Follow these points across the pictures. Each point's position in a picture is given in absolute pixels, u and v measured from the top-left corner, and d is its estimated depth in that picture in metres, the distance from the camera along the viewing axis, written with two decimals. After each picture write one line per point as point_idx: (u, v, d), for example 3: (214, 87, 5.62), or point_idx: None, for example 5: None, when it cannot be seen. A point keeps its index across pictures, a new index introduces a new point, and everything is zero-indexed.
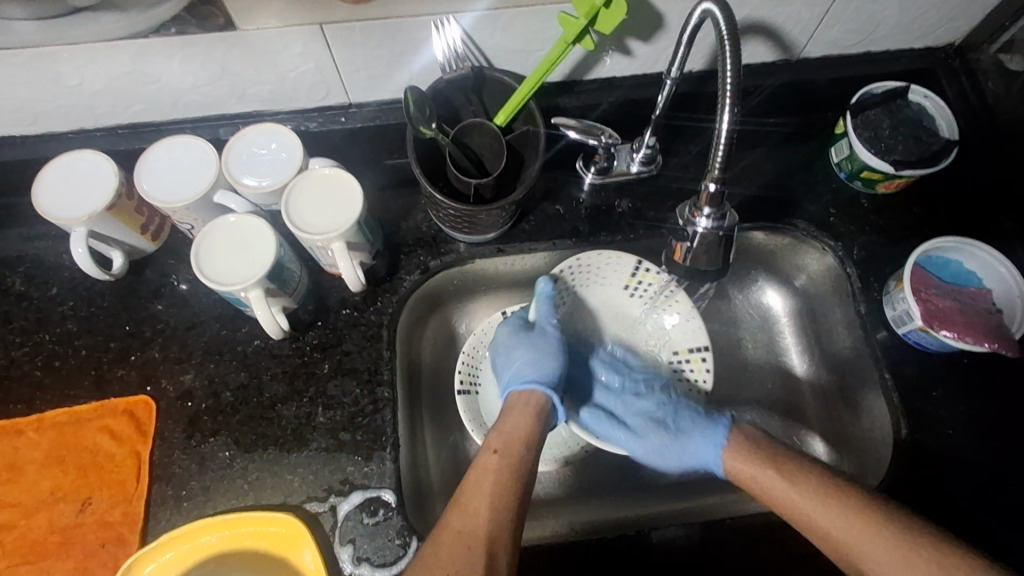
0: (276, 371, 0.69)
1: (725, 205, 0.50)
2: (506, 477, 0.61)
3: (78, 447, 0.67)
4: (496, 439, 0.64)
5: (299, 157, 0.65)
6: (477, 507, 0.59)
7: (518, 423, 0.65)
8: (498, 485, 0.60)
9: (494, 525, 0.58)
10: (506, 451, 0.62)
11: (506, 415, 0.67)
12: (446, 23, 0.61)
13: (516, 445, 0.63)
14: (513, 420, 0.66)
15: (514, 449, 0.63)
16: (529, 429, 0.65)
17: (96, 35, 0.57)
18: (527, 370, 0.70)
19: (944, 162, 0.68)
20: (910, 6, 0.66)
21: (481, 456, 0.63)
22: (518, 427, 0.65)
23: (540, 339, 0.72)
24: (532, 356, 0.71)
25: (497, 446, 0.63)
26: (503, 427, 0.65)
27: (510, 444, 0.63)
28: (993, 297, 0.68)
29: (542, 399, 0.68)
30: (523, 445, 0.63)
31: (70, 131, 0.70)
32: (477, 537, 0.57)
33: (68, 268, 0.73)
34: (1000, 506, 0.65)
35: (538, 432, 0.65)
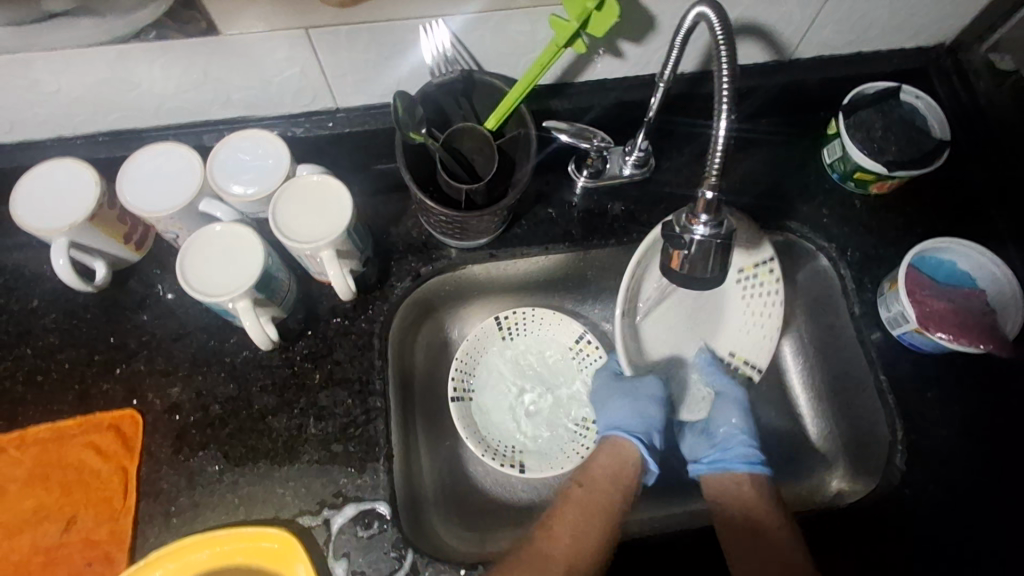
0: (265, 382, 0.68)
1: (722, 212, 0.48)
2: (592, 516, 0.64)
3: (62, 463, 0.66)
4: (581, 475, 0.68)
5: (286, 164, 0.64)
6: (558, 536, 0.63)
7: (606, 465, 0.69)
8: (581, 522, 0.64)
9: (569, 571, 0.61)
10: (592, 484, 0.67)
11: (595, 455, 0.70)
12: (435, 26, 0.60)
13: (605, 483, 0.67)
14: (603, 462, 0.69)
15: (601, 491, 0.66)
16: (621, 474, 0.68)
17: (73, 41, 0.56)
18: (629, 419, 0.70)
19: (937, 162, 0.68)
20: (901, 6, 0.66)
21: (566, 488, 0.68)
22: (607, 470, 0.68)
23: (637, 390, 0.72)
24: (627, 407, 0.71)
25: (581, 480, 0.68)
26: (592, 466, 0.69)
27: (594, 479, 0.67)
28: (987, 298, 0.68)
29: (637, 456, 0.69)
30: (611, 483, 0.67)
31: (48, 139, 0.68)
32: (557, 564, 0.62)
33: (49, 278, 0.71)
34: (994, 506, 0.65)
35: (630, 478, 0.68)
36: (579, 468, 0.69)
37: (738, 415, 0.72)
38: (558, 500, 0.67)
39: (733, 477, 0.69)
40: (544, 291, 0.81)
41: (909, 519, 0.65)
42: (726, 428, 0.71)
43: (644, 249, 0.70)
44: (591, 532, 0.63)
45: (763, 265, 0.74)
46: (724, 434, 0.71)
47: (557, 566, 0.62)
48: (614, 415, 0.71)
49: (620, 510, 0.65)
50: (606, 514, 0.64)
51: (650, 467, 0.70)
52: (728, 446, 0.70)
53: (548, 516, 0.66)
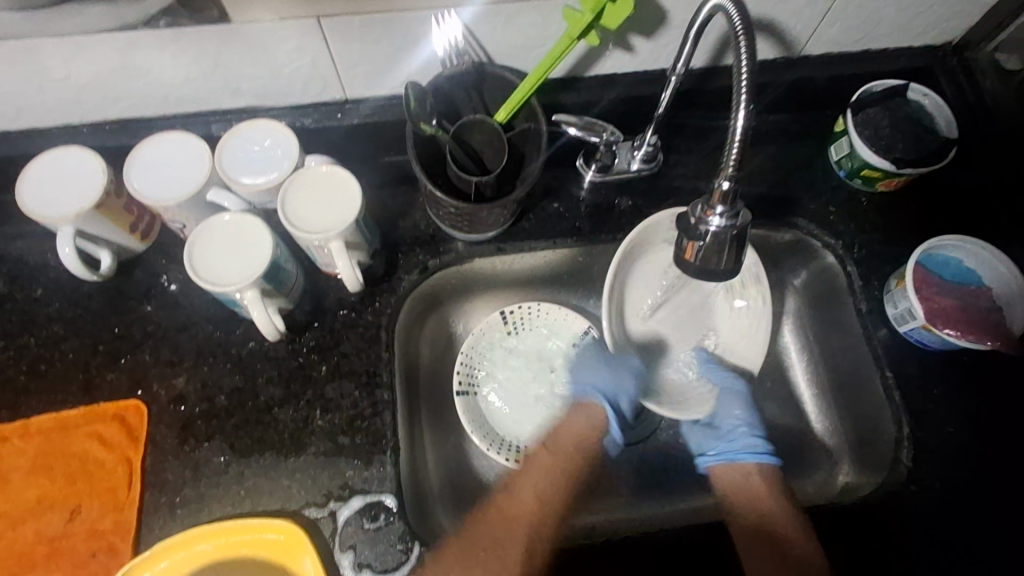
0: (272, 373, 0.67)
1: (737, 203, 0.48)
2: (555, 476, 0.69)
3: (66, 453, 0.65)
4: (552, 437, 0.72)
5: (294, 154, 0.63)
6: (524, 490, 0.68)
7: (573, 425, 0.73)
8: (548, 477, 0.69)
9: (541, 517, 0.66)
10: (558, 448, 0.71)
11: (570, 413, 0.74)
12: (446, 16, 0.59)
13: (568, 444, 0.71)
14: (572, 421, 0.73)
15: (568, 456, 0.71)
16: (585, 435, 0.72)
17: (82, 27, 0.55)
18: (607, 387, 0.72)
19: (945, 160, 0.68)
20: (911, 4, 0.66)
21: (534, 449, 0.72)
22: (575, 429, 0.73)
23: (619, 359, 0.74)
24: (601, 372, 0.73)
25: (548, 442, 0.72)
26: (562, 428, 0.73)
27: (562, 441, 0.72)
28: (994, 295, 0.68)
29: (603, 416, 0.72)
30: (573, 443, 0.72)
31: (54, 127, 0.68)
32: (517, 519, 0.65)
33: (53, 268, 0.71)
34: (999, 502, 0.65)
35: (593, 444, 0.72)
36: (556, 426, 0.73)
37: (738, 406, 0.73)
38: (526, 463, 0.70)
39: (742, 470, 0.70)
40: (550, 286, 0.81)
41: (915, 515, 0.65)
42: (733, 420, 0.72)
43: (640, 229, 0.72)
44: (554, 487, 0.68)
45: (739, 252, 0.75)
46: (726, 424, 0.73)
47: (518, 517, 0.66)
48: (586, 378, 0.73)
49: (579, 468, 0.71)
50: (566, 471, 0.70)
51: (614, 429, 0.72)
52: (733, 437, 0.72)
53: (518, 475, 0.70)
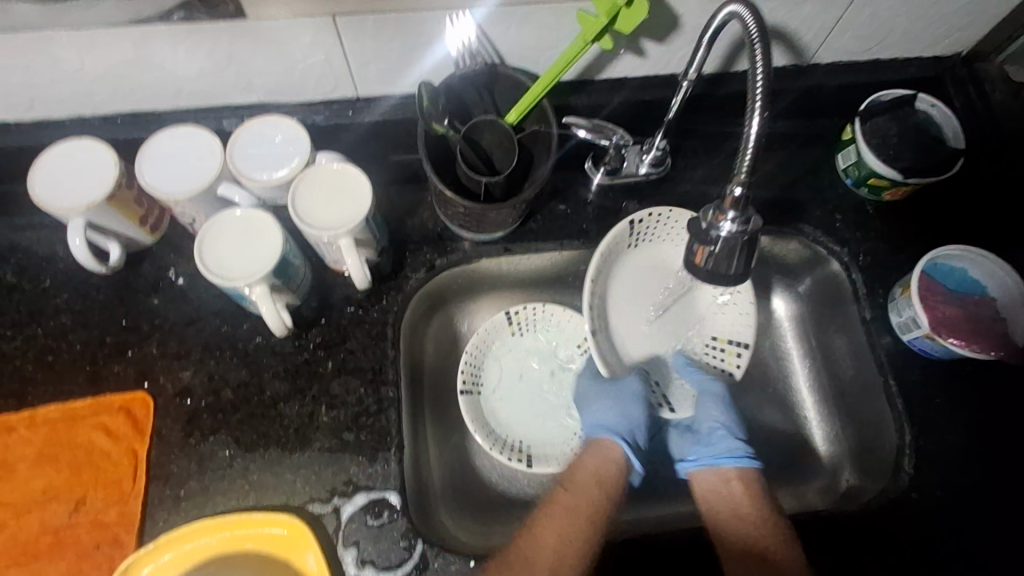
0: (278, 368, 0.67)
1: (749, 209, 0.49)
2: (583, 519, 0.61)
3: (72, 444, 0.65)
4: (567, 477, 0.65)
5: (306, 150, 0.63)
6: (545, 541, 0.60)
7: (593, 465, 0.66)
8: (565, 526, 0.61)
9: (554, 566, 0.59)
10: (578, 488, 0.64)
11: (583, 456, 0.68)
12: (460, 17, 0.60)
13: (591, 486, 0.64)
14: (591, 462, 0.67)
15: (588, 493, 0.63)
16: (607, 475, 0.66)
17: (98, 20, 0.56)
18: (610, 416, 0.69)
19: (951, 170, 0.69)
20: (922, 14, 0.66)
21: (552, 492, 0.65)
22: (593, 469, 0.66)
23: (622, 390, 0.72)
24: (612, 408, 0.70)
25: (566, 484, 0.64)
26: (577, 466, 0.67)
27: (582, 484, 0.64)
28: (998, 306, 0.69)
29: (621, 455, 0.68)
30: (596, 485, 0.64)
31: (67, 118, 0.68)
32: (534, 574, 0.58)
33: (62, 259, 0.71)
34: (1000, 512, 0.66)
35: (616, 478, 0.65)
36: (571, 465, 0.67)
37: (717, 407, 0.71)
38: (540, 507, 0.63)
39: (718, 472, 0.67)
40: (555, 288, 0.82)
41: (916, 523, 0.65)
42: (711, 424, 0.70)
43: (616, 233, 0.72)
44: (580, 535, 0.60)
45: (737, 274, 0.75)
46: (706, 429, 0.70)
47: (542, 569, 0.58)
48: (597, 413, 0.70)
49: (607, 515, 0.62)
50: (593, 519, 0.61)
51: (636, 467, 0.68)
52: (709, 440, 0.69)
53: (533, 519, 0.62)
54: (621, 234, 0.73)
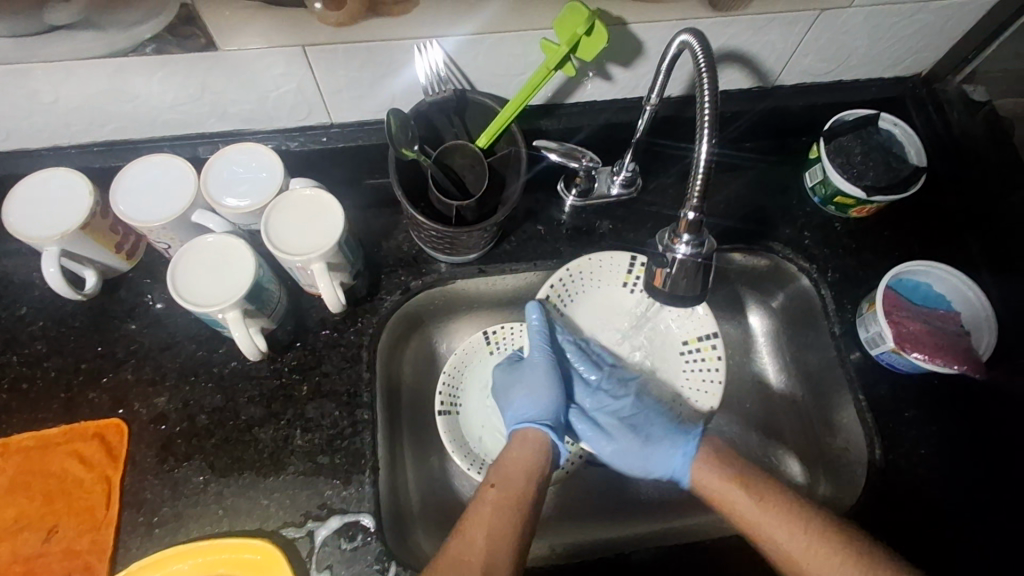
0: (253, 393, 0.68)
1: (704, 232, 0.50)
2: (505, 509, 0.63)
3: (45, 472, 0.65)
4: (494, 471, 0.66)
5: (278, 177, 0.64)
6: (474, 534, 0.61)
7: (518, 458, 0.67)
8: (498, 513, 0.62)
9: (492, 550, 0.59)
10: (506, 479, 0.65)
11: (509, 447, 0.69)
12: (429, 46, 0.61)
13: (517, 475, 0.65)
14: (515, 453, 0.68)
15: (514, 484, 0.65)
16: (532, 465, 0.67)
17: (73, 53, 0.56)
18: (526, 408, 0.71)
19: (913, 187, 0.70)
20: (881, 37, 0.68)
21: (480, 487, 0.65)
22: (519, 461, 0.67)
23: (530, 375, 0.73)
24: (528, 395, 0.72)
25: (495, 478, 0.65)
26: (504, 460, 0.67)
27: (508, 475, 0.65)
28: (961, 320, 0.70)
29: (546, 441, 0.70)
30: (522, 474, 0.65)
31: (44, 148, 0.69)
32: (474, 560, 0.59)
33: (38, 286, 0.71)
34: (971, 525, 0.66)
35: (540, 467, 0.67)
36: (495, 461, 0.68)
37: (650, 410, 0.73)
38: (472, 500, 0.65)
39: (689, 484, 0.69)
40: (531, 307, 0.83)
41: (889, 538, 0.65)
42: (651, 441, 0.71)
43: (582, 260, 0.75)
44: (506, 525, 0.62)
45: (706, 339, 0.75)
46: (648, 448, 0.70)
47: (473, 560, 0.59)
48: (514, 404, 0.72)
49: (534, 499, 0.65)
50: (521, 507, 0.63)
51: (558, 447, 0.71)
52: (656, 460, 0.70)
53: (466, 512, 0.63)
54: (587, 266, 0.76)
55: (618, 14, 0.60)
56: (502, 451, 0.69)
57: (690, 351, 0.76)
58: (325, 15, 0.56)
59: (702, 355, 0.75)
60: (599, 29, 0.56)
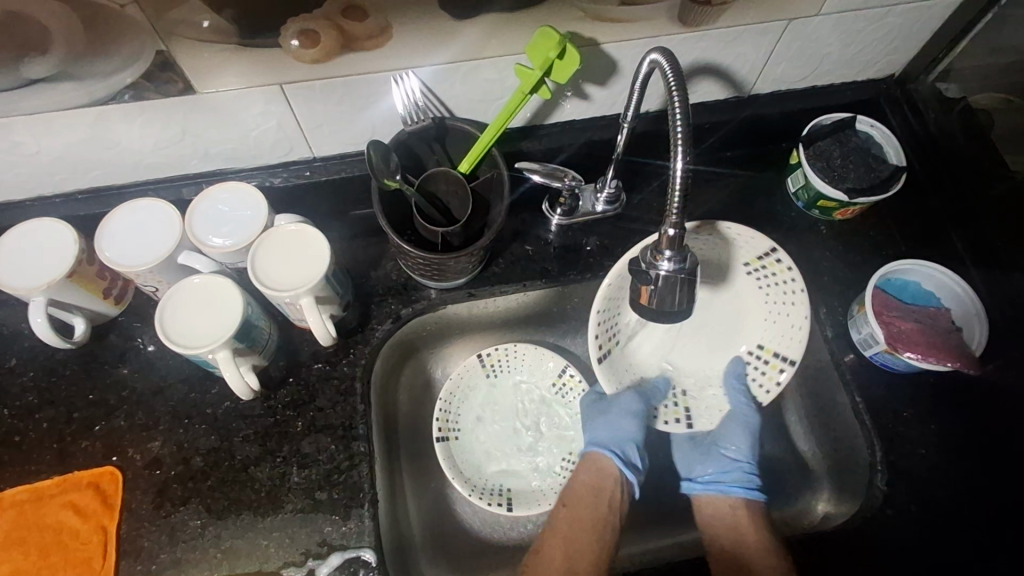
0: (248, 432, 0.67)
1: (686, 247, 0.50)
2: (576, 530, 0.67)
3: (40, 525, 0.64)
4: (567, 494, 0.71)
5: (263, 214, 0.64)
6: (552, 556, 0.66)
7: (588, 482, 0.72)
8: (580, 526, 0.67)
9: (591, 544, 0.66)
10: (575, 504, 0.69)
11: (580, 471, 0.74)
12: (405, 76, 0.61)
13: (586, 498, 0.70)
14: (584, 480, 0.72)
15: (583, 506, 0.69)
16: (608, 496, 0.70)
17: (51, 105, 0.57)
18: (604, 437, 0.72)
19: (894, 187, 0.71)
20: (851, 43, 0.69)
21: (553, 510, 0.71)
22: (586, 486, 0.72)
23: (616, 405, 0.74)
24: (602, 424, 0.73)
25: (565, 501, 0.70)
26: (573, 485, 0.72)
27: (578, 497, 0.70)
28: (952, 316, 0.71)
29: (616, 471, 0.72)
30: (592, 498, 0.70)
31: (29, 200, 0.69)
32: None
33: (27, 336, 0.71)
34: (976, 523, 0.66)
35: (614, 497, 0.70)
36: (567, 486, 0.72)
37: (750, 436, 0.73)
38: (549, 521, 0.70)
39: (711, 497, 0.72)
40: (526, 328, 0.82)
41: (895, 541, 0.65)
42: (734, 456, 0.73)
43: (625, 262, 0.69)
44: (583, 549, 0.66)
45: (778, 359, 0.73)
46: (727, 460, 0.73)
47: None
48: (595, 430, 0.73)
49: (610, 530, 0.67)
50: (596, 530, 0.67)
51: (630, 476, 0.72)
52: (727, 471, 0.72)
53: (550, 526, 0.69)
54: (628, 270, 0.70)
55: (590, 36, 0.61)
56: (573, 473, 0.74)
57: (759, 356, 0.75)
58: (302, 53, 0.56)
59: (766, 369, 0.74)
60: (571, 52, 0.57)
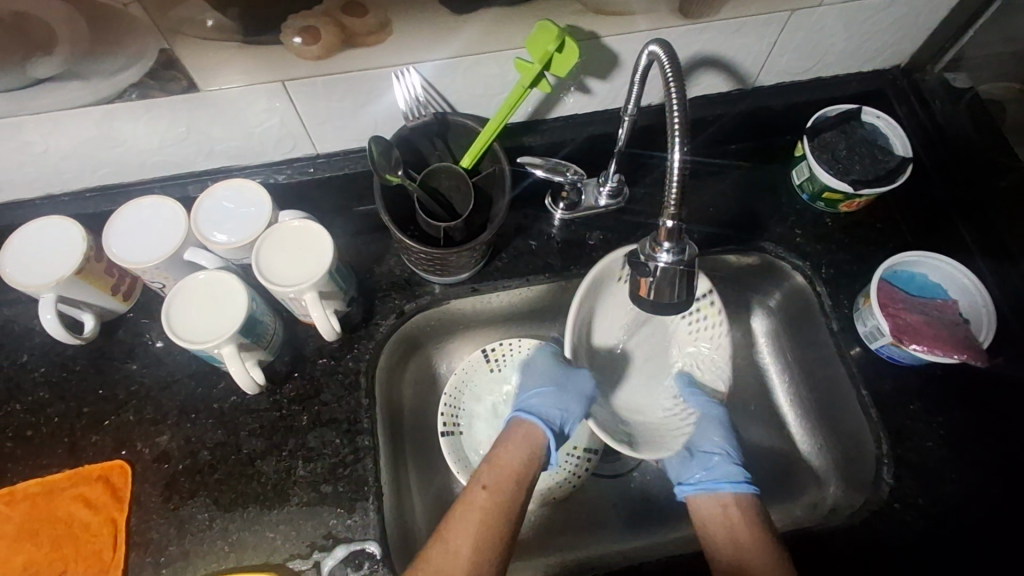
0: (254, 427, 0.68)
1: (684, 239, 0.51)
2: (484, 521, 0.60)
3: (52, 517, 0.66)
4: (486, 473, 0.64)
5: (267, 210, 0.65)
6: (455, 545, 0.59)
7: (512, 456, 0.65)
8: (477, 531, 0.59)
9: None
10: (492, 489, 0.62)
11: (505, 444, 0.67)
12: (406, 72, 0.62)
13: (504, 475, 0.63)
14: (507, 454, 0.65)
15: (503, 491, 0.62)
16: (522, 467, 0.65)
17: (59, 105, 0.58)
18: (543, 401, 0.69)
19: (900, 179, 0.70)
20: (856, 33, 0.68)
21: (470, 488, 0.63)
22: (512, 461, 0.65)
23: (594, 415, 0.73)
24: (552, 392, 0.70)
25: (485, 481, 0.63)
26: (497, 454, 0.66)
27: (498, 479, 0.63)
28: (959, 309, 0.70)
29: (542, 436, 0.68)
30: (511, 475, 0.64)
31: (39, 198, 0.71)
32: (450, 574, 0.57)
33: (38, 333, 0.72)
34: (985, 517, 0.65)
35: (528, 475, 0.64)
36: (487, 459, 0.65)
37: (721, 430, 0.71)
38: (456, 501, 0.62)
39: (716, 498, 0.66)
40: (530, 323, 0.83)
41: (901, 535, 0.65)
42: (712, 453, 0.69)
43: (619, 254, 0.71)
44: (492, 523, 0.60)
45: (706, 299, 0.74)
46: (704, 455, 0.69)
47: None
48: (536, 396, 0.70)
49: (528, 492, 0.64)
50: (509, 514, 0.61)
51: (551, 453, 0.68)
52: (708, 467, 0.68)
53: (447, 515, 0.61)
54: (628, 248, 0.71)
55: (590, 30, 0.61)
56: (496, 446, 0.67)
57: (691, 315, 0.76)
58: (304, 49, 0.57)
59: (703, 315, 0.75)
60: (571, 45, 0.57)
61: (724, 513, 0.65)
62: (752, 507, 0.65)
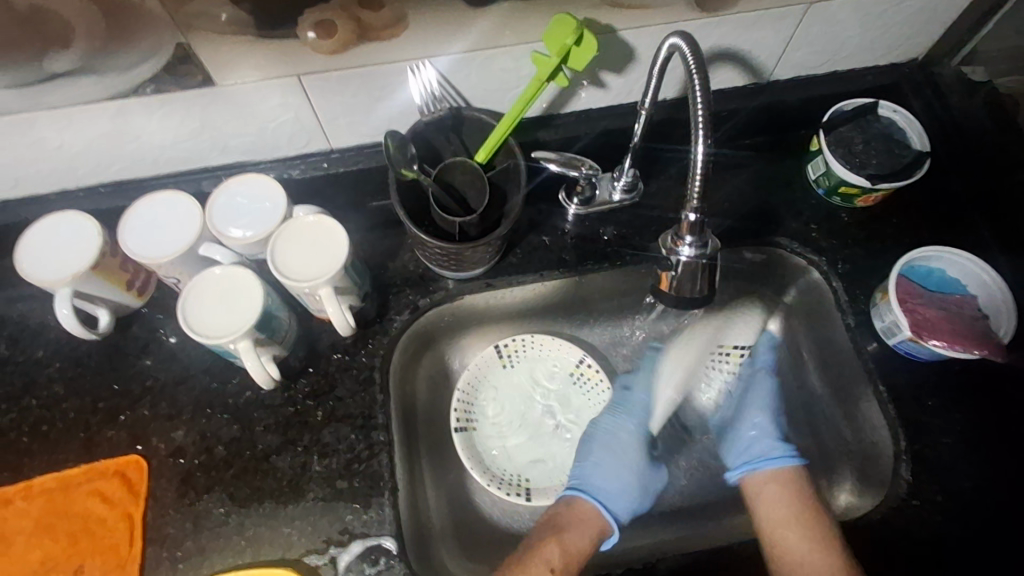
0: (269, 422, 0.68)
1: (706, 233, 0.51)
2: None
3: (69, 512, 0.66)
4: (560, 551, 0.65)
5: (282, 206, 0.65)
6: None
7: (579, 540, 0.67)
8: None
9: None
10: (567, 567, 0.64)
11: (575, 524, 0.69)
12: (421, 66, 0.61)
13: (577, 552, 0.66)
14: (576, 535, 0.67)
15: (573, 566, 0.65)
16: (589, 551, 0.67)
17: (74, 99, 0.57)
18: (601, 475, 0.74)
19: (918, 173, 0.70)
20: (873, 25, 0.68)
21: (542, 543, 0.66)
22: (579, 543, 0.67)
23: (622, 446, 0.76)
24: (603, 469, 0.74)
25: (561, 548, 0.65)
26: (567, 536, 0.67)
27: (571, 557, 0.65)
28: (978, 304, 0.69)
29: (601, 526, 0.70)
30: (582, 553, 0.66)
31: (53, 193, 0.71)
32: None
33: (52, 328, 0.72)
34: (1004, 514, 0.65)
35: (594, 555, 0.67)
36: (557, 534, 0.67)
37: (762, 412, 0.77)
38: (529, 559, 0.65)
39: (765, 474, 0.73)
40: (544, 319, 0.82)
41: (920, 532, 0.64)
42: (751, 430, 0.77)
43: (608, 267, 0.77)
44: None
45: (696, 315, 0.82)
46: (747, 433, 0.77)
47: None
48: (591, 476, 0.74)
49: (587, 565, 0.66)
50: None
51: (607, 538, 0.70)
52: (753, 447, 0.76)
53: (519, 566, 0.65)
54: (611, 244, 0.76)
55: (607, 23, 0.60)
56: (565, 522, 0.69)
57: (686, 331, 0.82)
58: (319, 44, 0.57)
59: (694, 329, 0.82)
60: (588, 37, 0.57)
61: (772, 488, 0.72)
62: (797, 479, 0.71)
